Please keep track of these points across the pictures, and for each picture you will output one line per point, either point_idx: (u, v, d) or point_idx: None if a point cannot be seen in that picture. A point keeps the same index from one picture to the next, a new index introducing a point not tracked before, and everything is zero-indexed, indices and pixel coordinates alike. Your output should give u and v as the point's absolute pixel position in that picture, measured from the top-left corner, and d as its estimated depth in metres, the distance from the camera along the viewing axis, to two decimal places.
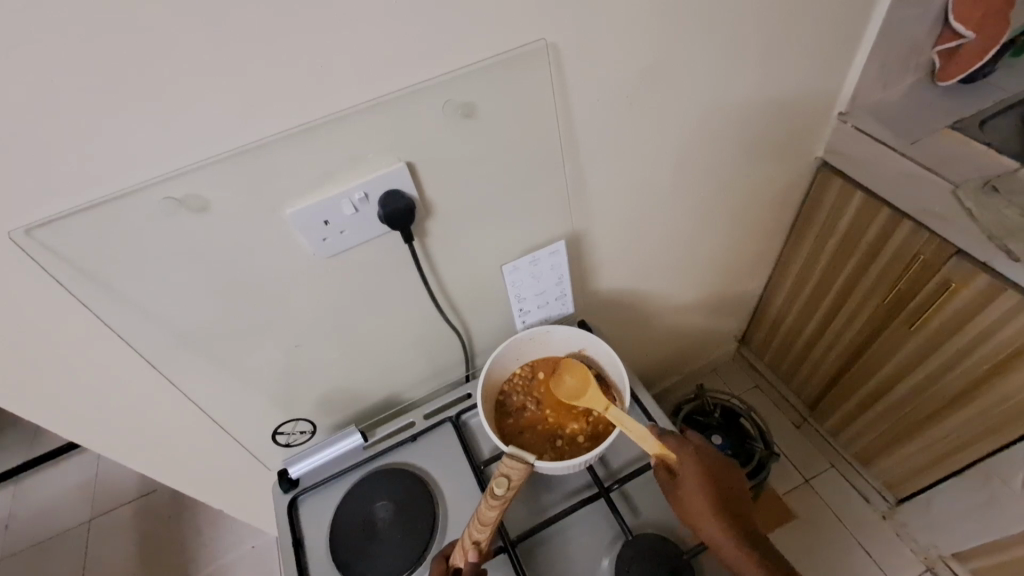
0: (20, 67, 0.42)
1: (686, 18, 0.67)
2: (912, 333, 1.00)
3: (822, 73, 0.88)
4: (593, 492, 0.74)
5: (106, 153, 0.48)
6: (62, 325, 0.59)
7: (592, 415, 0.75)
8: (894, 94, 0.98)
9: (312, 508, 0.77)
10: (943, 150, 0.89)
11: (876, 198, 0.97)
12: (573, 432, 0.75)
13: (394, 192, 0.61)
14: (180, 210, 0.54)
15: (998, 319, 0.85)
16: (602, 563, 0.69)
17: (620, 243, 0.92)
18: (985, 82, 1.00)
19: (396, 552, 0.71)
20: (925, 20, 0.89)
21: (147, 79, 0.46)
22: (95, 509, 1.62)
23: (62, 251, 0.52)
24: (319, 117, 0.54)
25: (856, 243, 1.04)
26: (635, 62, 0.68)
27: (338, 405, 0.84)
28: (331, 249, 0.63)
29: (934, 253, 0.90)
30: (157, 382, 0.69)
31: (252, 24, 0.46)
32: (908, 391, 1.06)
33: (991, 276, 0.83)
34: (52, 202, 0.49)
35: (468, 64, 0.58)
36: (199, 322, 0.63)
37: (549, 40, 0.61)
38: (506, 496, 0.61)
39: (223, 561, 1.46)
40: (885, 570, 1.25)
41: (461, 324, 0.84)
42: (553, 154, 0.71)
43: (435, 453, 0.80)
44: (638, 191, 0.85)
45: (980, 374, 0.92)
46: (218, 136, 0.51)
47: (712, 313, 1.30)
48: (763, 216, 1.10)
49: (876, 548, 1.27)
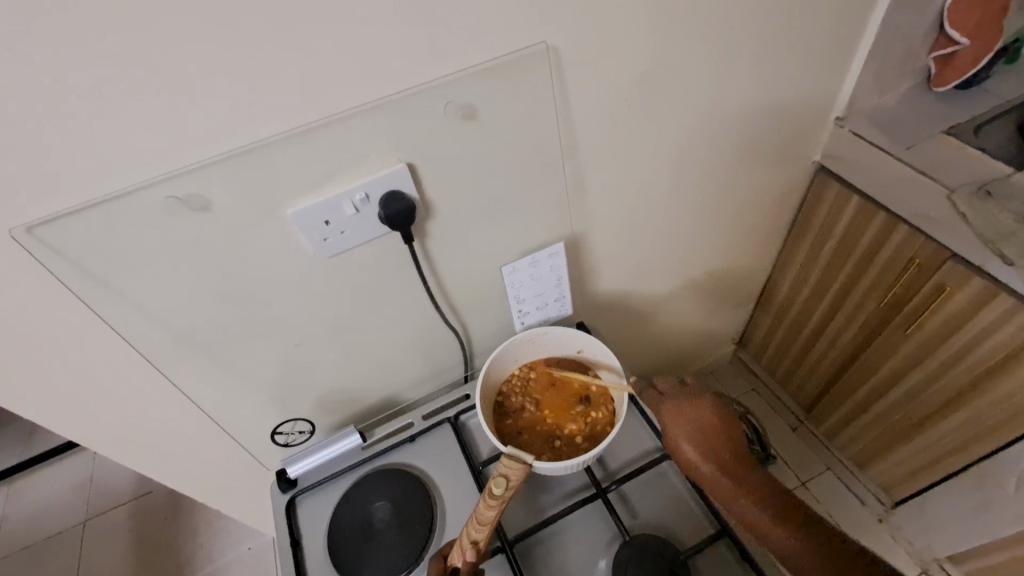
0: (26, 65, 0.42)
1: (683, 22, 0.68)
2: (908, 337, 1.00)
3: (818, 79, 0.89)
4: (590, 493, 0.74)
5: (103, 149, 0.48)
6: (60, 323, 0.59)
7: (590, 414, 0.77)
8: (890, 100, 0.99)
9: (311, 508, 0.78)
10: (938, 155, 0.90)
11: (871, 202, 0.97)
12: (570, 433, 0.76)
13: (394, 193, 0.62)
14: (181, 210, 0.54)
15: (991, 322, 0.86)
16: (599, 564, 0.69)
17: (619, 245, 0.92)
18: (980, 88, 1.01)
19: (394, 553, 0.71)
20: (920, 26, 0.90)
21: (147, 78, 0.46)
22: (89, 510, 1.62)
23: (62, 249, 0.52)
24: (321, 117, 0.54)
25: (852, 248, 1.05)
26: (635, 66, 0.69)
27: (336, 406, 0.84)
28: (331, 250, 0.63)
29: (930, 257, 0.90)
30: (156, 381, 0.70)
31: (252, 24, 0.46)
32: (904, 394, 1.06)
33: (985, 280, 0.84)
34: (55, 200, 0.50)
35: (469, 66, 0.59)
36: (199, 321, 0.63)
37: (549, 43, 0.61)
38: (504, 496, 0.62)
39: (219, 563, 1.46)
40: None
41: (460, 325, 0.84)
42: (552, 156, 0.71)
43: (433, 453, 0.80)
44: (637, 194, 0.86)
45: (975, 377, 0.92)
46: (219, 136, 0.51)
47: (709, 315, 1.31)
48: (760, 219, 1.11)
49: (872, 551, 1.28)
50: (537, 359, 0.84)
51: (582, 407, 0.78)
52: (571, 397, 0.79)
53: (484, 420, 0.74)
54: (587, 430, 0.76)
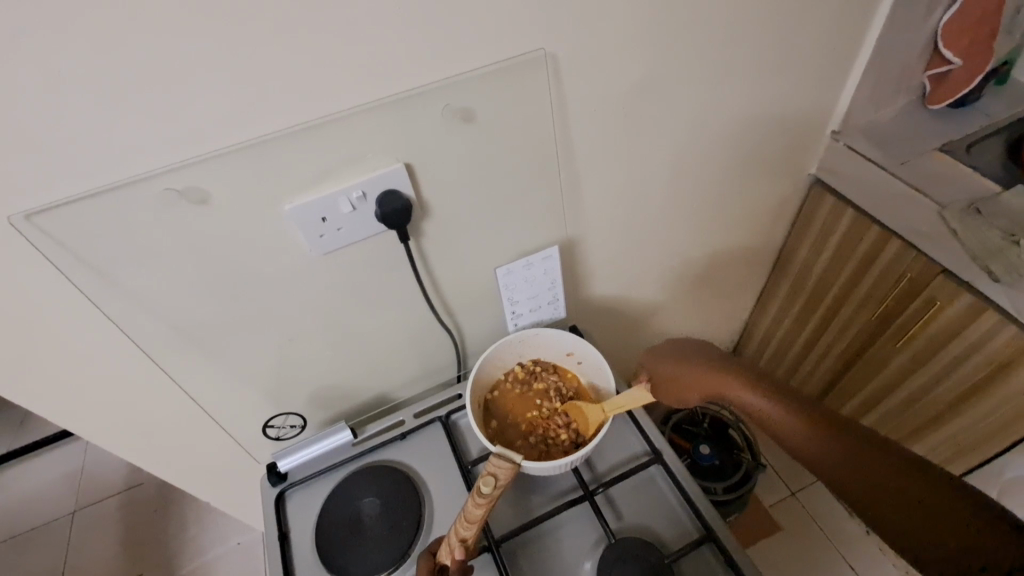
0: (36, 55, 0.43)
1: (681, 31, 0.69)
2: (899, 350, 1.01)
3: (815, 91, 0.90)
4: (578, 495, 0.75)
5: (104, 139, 0.49)
6: (55, 311, 0.59)
7: (506, 387, 0.83)
8: (886, 115, 1.00)
9: (300, 501, 0.78)
10: (931, 171, 0.91)
11: (865, 216, 0.98)
12: (539, 388, 0.82)
13: (391, 192, 0.63)
14: (179, 201, 0.55)
15: (979, 337, 0.87)
16: (583, 566, 0.69)
17: (614, 251, 0.93)
18: (972, 107, 1.02)
19: (381, 549, 0.72)
20: (915, 44, 0.91)
21: (149, 72, 0.47)
22: (78, 502, 1.61)
23: (60, 237, 0.53)
24: (318, 116, 0.55)
25: (844, 261, 1.06)
26: (631, 73, 0.69)
27: (328, 401, 0.84)
28: (326, 246, 0.64)
29: (921, 272, 0.91)
30: (149, 371, 0.70)
31: (255, 26, 0.48)
32: (895, 407, 1.07)
33: (974, 295, 0.85)
34: (53, 188, 0.50)
35: (467, 69, 0.59)
36: (194, 314, 0.64)
37: (548, 49, 0.62)
38: (492, 495, 0.62)
39: (206, 557, 1.46)
40: (857, 569, 1.24)
41: (454, 324, 0.85)
42: (548, 160, 0.72)
43: (424, 452, 0.81)
44: (632, 201, 0.87)
45: (962, 393, 0.94)
46: (220, 131, 0.52)
47: (704, 321, 1.31)
48: (755, 229, 1.12)
49: (858, 562, 1.25)
50: (553, 457, 0.74)
51: (515, 395, 0.82)
52: (523, 395, 0.82)
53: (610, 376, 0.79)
54: (534, 382, 0.83)
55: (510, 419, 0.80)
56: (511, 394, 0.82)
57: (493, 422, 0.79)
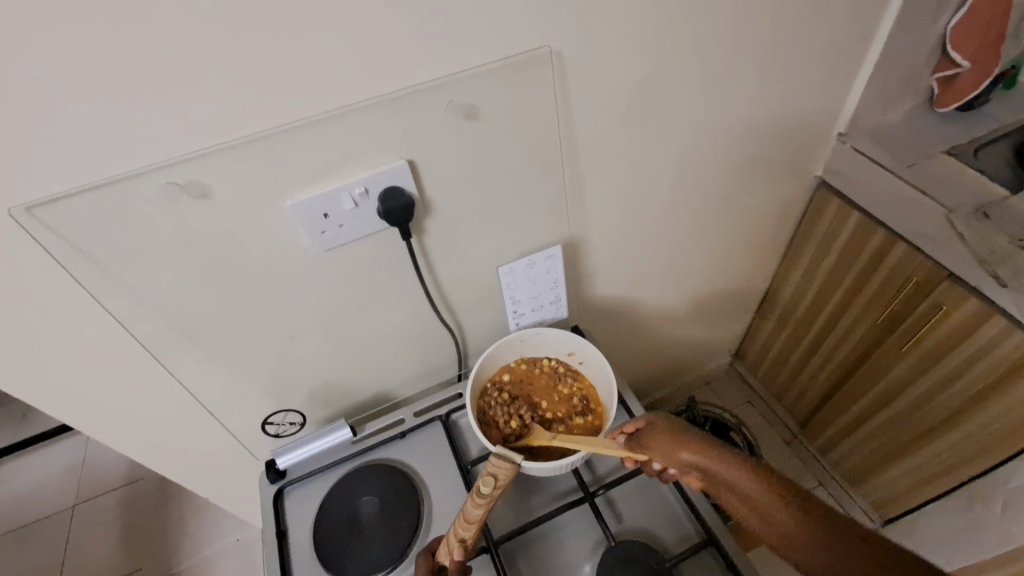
0: (36, 47, 0.43)
1: (687, 30, 0.68)
2: (903, 355, 1.00)
3: (822, 93, 0.90)
4: (578, 496, 0.74)
5: (105, 133, 0.49)
6: (55, 305, 0.59)
7: (534, 369, 0.83)
8: (893, 118, 0.99)
9: (298, 499, 0.78)
10: (938, 175, 0.90)
11: (871, 219, 0.98)
12: (566, 391, 0.81)
13: (393, 189, 0.62)
14: (180, 195, 0.54)
15: (985, 343, 0.86)
16: (583, 568, 0.69)
17: (617, 252, 0.93)
18: (980, 110, 1.01)
19: (379, 547, 0.71)
20: (923, 46, 0.90)
21: (151, 65, 0.46)
22: (78, 495, 1.62)
23: (60, 230, 0.52)
24: (319, 111, 0.55)
25: (849, 264, 1.05)
26: (636, 72, 0.69)
27: (328, 399, 0.84)
28: (328, 243, 0.64)
29: (927, 276, 0.90)
30: (149, 367, 0.70)
31: (258, 19, 0.47)
32: (899, 412, 1.06)
33: (980, 300, 0.84)
34: (53, 181, 0.50)
35: (471, 66, 0.59)
36: (195, 310, 0.63)
37: (553, 47, 0.62)
38: (492, 496, 0.61)
39: (205, 553, 1.46)
40: None
41: (455, 323, 0.84)
42: (552, 159, 0.71)
43: (424, 451, 0.81)
44: (636, 202, 0.86)
45: (968, 398, 0.93)
46: (222, 125, 0.52)
47: (706, 323, 1.31)
48: (759, 232, 1.11)
49: None
50: (548, 457, 0.73)
51: (539, 379, 0.83)
52: (544, 387, 0.82)
53: (614, 390, 0.77)
54: (561, 383, 0.82)
55: (518, 393, 0.81)
56: (534, 377, 0.83)
57: (503, 379, 0.82)
